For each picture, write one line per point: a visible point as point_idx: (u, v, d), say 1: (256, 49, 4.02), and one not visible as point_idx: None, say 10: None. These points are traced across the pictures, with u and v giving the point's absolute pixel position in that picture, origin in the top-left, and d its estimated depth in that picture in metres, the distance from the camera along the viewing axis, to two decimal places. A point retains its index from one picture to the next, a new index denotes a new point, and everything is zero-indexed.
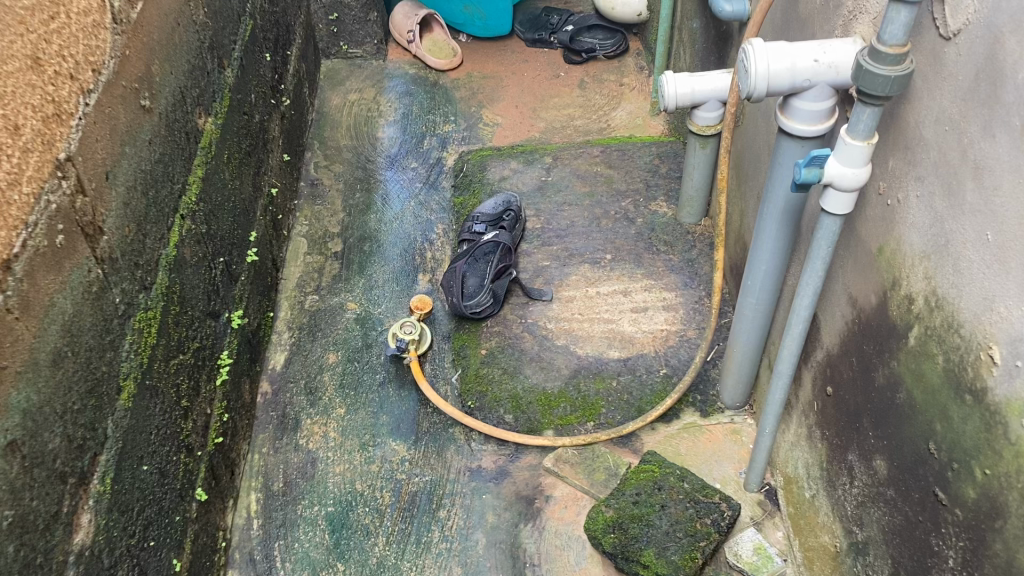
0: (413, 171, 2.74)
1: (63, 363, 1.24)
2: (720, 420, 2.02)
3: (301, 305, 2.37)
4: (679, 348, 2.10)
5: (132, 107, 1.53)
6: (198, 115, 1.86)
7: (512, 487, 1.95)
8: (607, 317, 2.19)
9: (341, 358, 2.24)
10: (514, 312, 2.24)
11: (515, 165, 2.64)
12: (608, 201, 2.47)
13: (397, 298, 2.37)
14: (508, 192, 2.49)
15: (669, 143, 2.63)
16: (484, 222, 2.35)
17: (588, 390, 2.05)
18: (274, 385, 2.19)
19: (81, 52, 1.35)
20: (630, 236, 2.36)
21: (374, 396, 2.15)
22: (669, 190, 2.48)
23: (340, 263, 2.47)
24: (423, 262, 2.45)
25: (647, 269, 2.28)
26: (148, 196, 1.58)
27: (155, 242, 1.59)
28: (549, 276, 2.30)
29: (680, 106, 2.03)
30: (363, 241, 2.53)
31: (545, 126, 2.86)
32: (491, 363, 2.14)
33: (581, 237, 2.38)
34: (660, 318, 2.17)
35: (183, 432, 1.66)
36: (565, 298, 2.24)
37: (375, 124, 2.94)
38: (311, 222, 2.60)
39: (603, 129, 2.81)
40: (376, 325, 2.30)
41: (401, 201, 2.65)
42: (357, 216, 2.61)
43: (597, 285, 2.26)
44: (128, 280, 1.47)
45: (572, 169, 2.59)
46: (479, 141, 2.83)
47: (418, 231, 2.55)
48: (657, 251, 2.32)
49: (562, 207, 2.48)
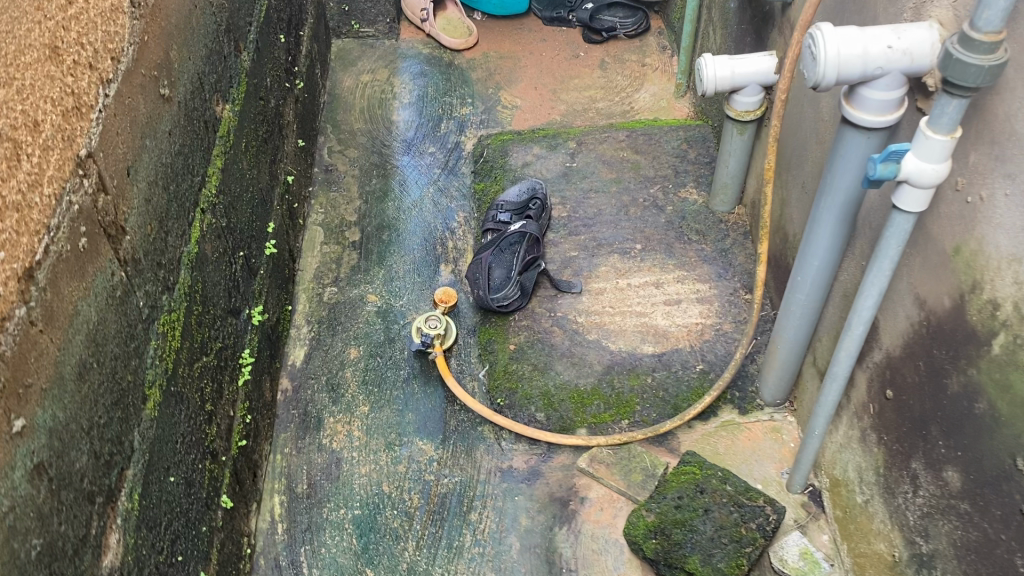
0: (431, 157, 2.65)
1: (88, 375, 1.16)
2: (760, 417, 1.94)
3: (320, 297, 2.28)
4: (715, 342, 2.02)
5: (151, 96, 1.43)
6: (216, 102, 1.77)
7: (545, 489, 1.88)
8: (639, 310, 2.11)
9: (363, 353, 2.16)
10: (543, 305, 2.16)
11: (538, 150, 2.55)
12: (635, 187, 2.39)
13: (419, 290, 2.29)
14: (533, 179, 2.41)
15: (696, 127, 2.55)
16: (509, 212, 2.28)
17: (622, 387, 1.98)
18: (294, 382, 2.11)
19: (99, 39, 1.25)
20: (660, 226, 2.28)
21: (398, 393, 2.08)
22: (699, 176, 2.39)
23: (358, 253, 2.39)
24: (445, 252, 2.37)
25: (679, 259, 2.20)
26: (169, 191, 1.49)
27: (177, 239, 1.51)
28: (578, 267, 2.22)
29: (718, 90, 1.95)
30: (381, 230, 2.45)
31: (566, 109, 2.77)
32: (521, 358, 2.06)
33: (609, 226, 2.30)
34: (694, 311, 2.09)
35: (208, 437, 1.59)
36: (594, 291, 2.16)
37: (390, 106, 2.84)
38: (327, 210, 2.51)
39: (627, 111, 2.73)
40: (398, 318, 2.23)
41: (419, 187, 2.56)
42: (374, 203, 2.52)
43: (627, 276, 2.18)
44: (151, 282, 1.39)
45: (598, 155, 2.50)
46: (498, 125, 2.74)
47: (439, 219, 2.46)
48: (688, 240, 2.24)
49: (588, 194, 2.39)
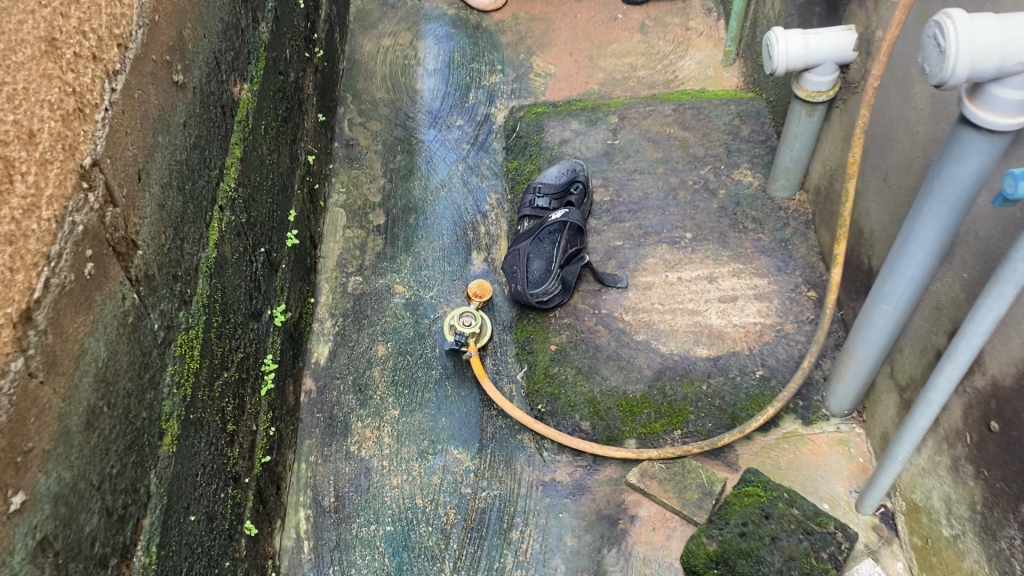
0: (459, 131, 2.46)
1: (97, 423, 1.01)
2: (825, 429, 1.79)
3: (343, 288, 2.13)
4: (776, 345, 1.86)
5: (164, 84, 1.26)
6: (233, 83, 1.59)
7: (591, 505, 1.73)
8: (691, 307, 1.95)
9: (391, 351, 2.01)
10: (585, 300, 2.00)
11: (576, 125, 2.36)
12: (684, 169, 2.21)
13: (450, 281, 2.13)
14: (574, 159, 2.22)
15: (748, 101, 2.35)
16: (548, 196, 2.10)
17: (674, 394, 1.82)
18: (318, 382, 1.96)
19: (104, 24, 1.07)
20: (712, 213, 2.11)
21: (431, 396, 1.93)
22: (753, 157, 2.21)
23: (383, 238, 2.23)
24: (477, 239, 2.21)
25: (734, 250, 2.03)
26: (185, 190, 1.32)
27: (194, 245, 1.34)
28: (623, 259, 2.05)
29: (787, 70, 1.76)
30: (408, 213, 2.28)
31: (604, 78, 2.57)
32: (563, 361, 1.90)
33: (656, 213, 2.13)
34: (752, 310, 1.93)
35: (230, 460, 1.44)
36: (642, 285, 2.00)
37: (413, 74, 2.64)
38: (349, 189, 2.33)
39: (670, 80, 2.53)
40: (428, 312, 2.07)
41: (447, 164, 2.38)
42: (399, 181, 2.35)
43: (678, 269, 2.02)
44: (167, 300, 1.23)
45: (642, 131, 2.31)
46: (531, 95, 2.55)
47: (469, 201, 2.29)
48: (744, 229, 2.06)
49: (632, 176, 2.21)
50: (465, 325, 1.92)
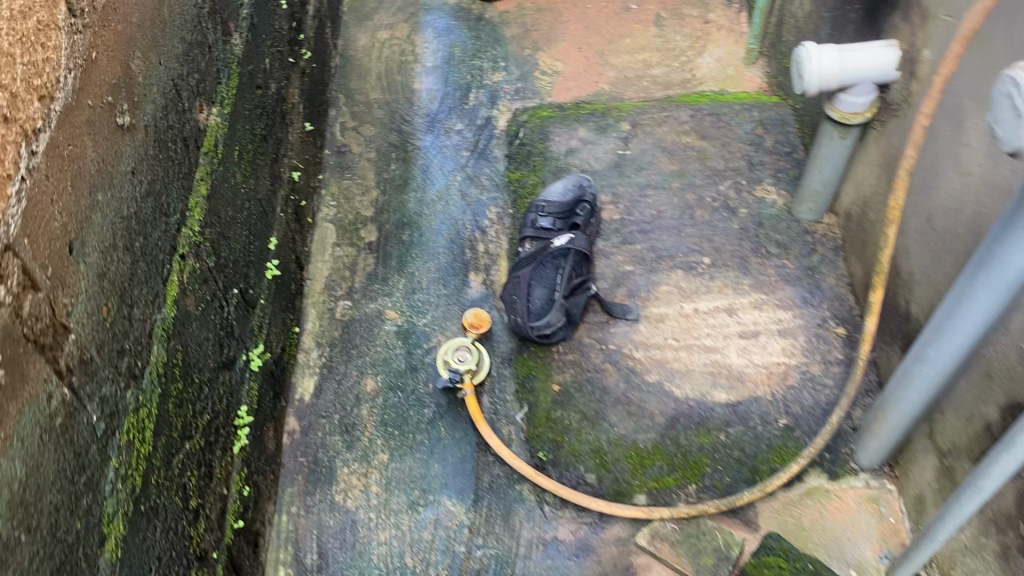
0: (458, 136, 2.29)
1: (14, 557, 0.85)
2: (854, 485, 1.63)
3: (331, 313, 1.97)
4: (801, 390, 1.71)
5: (104, 131, 1.09)
6: (199, 109, 1.42)
7: (597, 568, 1.57)
8: (709, 344, 1.78)
9: (381, 386, 1.85)
10: (592, 333, 1.83)
11: (584, 132, 2.18)
12: (702, 183, 2.03)
13: (446, 306, 1.97)
14: (581, 173, 2.04)
15: (772, 107, 2.16)
16: (552, 216, 1.92)
17: (689, 444, 1.66)
18: (302, 422, 1.80)
19: (20, 76, 0.90)
20: (732, 235, 1.93)
21: (423, 438, 1.77)
22: (777, 171, 2.03)
23: (375, 257, 2.06)
24: (475, 259, 2.04)
25: (756, 279, 1.86)
26: (134, 248, 1.16)
27: (145, 308, 1.19)
28: (634, 286, 1.88)
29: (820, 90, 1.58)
30: (402, 228, 2.11)
31: (616, 76, 2.38)
32: (567, 404, 1.74)
33: (671, 234, 1.95)
34: (775, 348, 1.77)
35: (194, 539, 1.30)
36: (655, 317, 1.83)
37: (411, 71, 2.46)
38: (339, 202, 2.17)
39: (688, 80, 2.34)
40: (421, 342, 1.91)
41: (445, 174, 2.21)
42: (393, 193, 2.18)
43: (694, 299, 1.85)
44: (109, 382, 1.07)
45: (656, 140, 2.12)
46: (536, 96, 2.36)
47: (468, 215, 2.12)
48: (766, 253, 1.89)
49: (645, 191, 2.03)
50: (461, 361, 1.78)
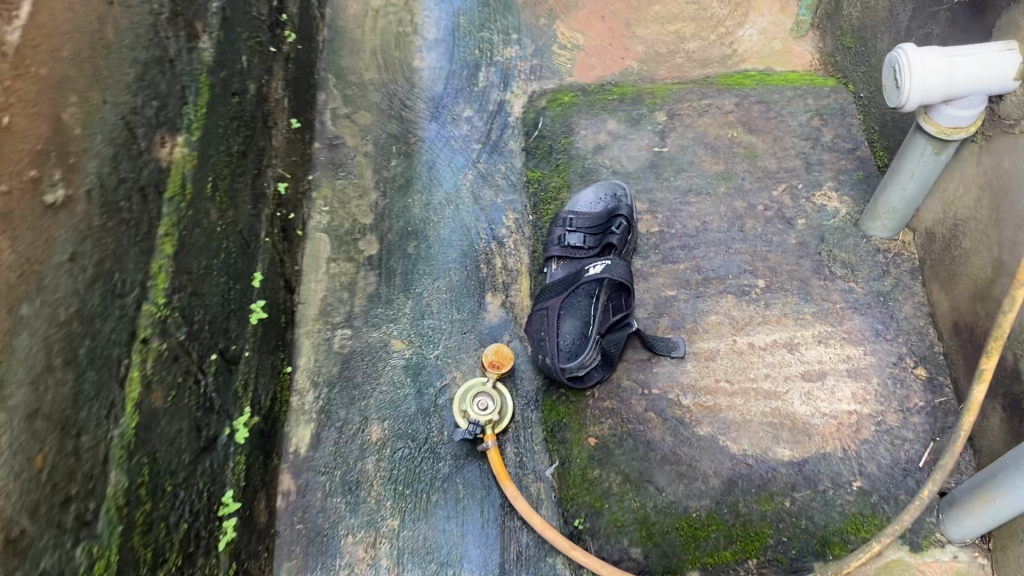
0: (467, 125, 2.01)
1: None
2: (938, 559, 1.41)
3: (327, 345, 1.70)
4: (877, 445, 1.47)
5: (20, 221, 0.84)
6: (160, 144, 1.14)
7: None
8: (767, 387, 1.54)
9: (388, 435, 1.60)
10: (632, 374, 1.58)
11: (614, 123, 1.90)
12: (752, 188, 1.76)
13: (460, 335, 1.72)
14: (613, 180, 1.77)
15: (829, 92, 1.88)
16: (582, 232, 1.66)
17: (749, 512, 1.43)
18: (298, 480, 1.56)
19: None
20: (790, 252, 1.67)
21: (439, 499, 1.54)
22: (838, 172, 1.76)
23: (376, 275, 1.80)
24: (492, 277, 1.78)
25: (819, 307, 1.61)
26: (77, 358, 0.90)
27: (97, 429, 0.93)
28: (678, 316, 1.63)
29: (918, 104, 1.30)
30: (406, 238, 1.84)
31: (645, 51, 2.08)
32: (606, 462, 1.50)
33: (718, 250, 1.69)
34: (845, 393, 1.53)
35: None
36: (704, 354, 1.58)
37: (410, 46, 2.15)
38: (333, 207, 1.88)
39: (727, 57, 2.05)
40: (433, 380, 1.66)
41: (454, 173, 1.94)
42: (395, 196, 1.90)
43: (747, 332, 1.60)
44: (50, 552, 0.82)
45: (697, 134, 1.84)
46: (555, 75, 2.07)
47: (482, 223, 1.85)
48: (830, 275, 1.64)
49: (686, 198, 1.76)
50: (481, 407, 1.55)
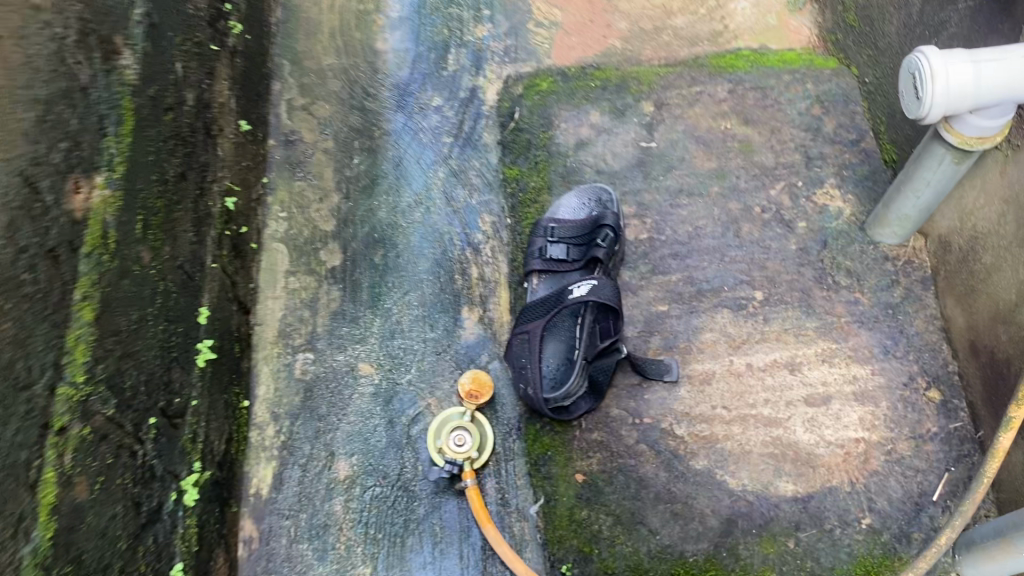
0: (436, 115, 1.84)
1: None
2: None
3: (288, 372, 1.57)
4: (887, 477, 1.36)
5: None
6: (73, 192, 0.98)
7: None
8: (768, 414, 1.42)
9: (358, 472, 1.48)
10: (621, 402, 1.45)
11: (597, 115, 1.74)
12: (748, 187, 1.62)
13: (433, 357, 1.58)
14: (598, 183, 1.61)
15: (831, 76, 1.72)
16: (566, 243, 1.52)
17: (751, 555, 1.31)
18: (260, 526, 1.44)
19: None
20: (790, 260, 1.54)
21: (414, 543, 1.42)
22: (841, 168, 1.61)
23: (341, 289, 1.65)
24: (467, 289, 1.64)
25: (822, 321, 1.48)
26: None
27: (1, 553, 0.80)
28: (670, 334, 1.49)
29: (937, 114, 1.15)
30: (373, 247, 1.69)
31: (629, 28, 1.89)
32: (594, 501, 1.38)
33: (712, 259, 1.55)
34: (852, 419, 1.41)
35: None
36: (699, 377, 1.45)
37: (372, 26, 1.96)
38: (291, 213, 1.72)
39: (719, 33, 1.85)
40: (405, 409, 1.54)
41: (424, 170, 1.77)
42: (360, 198, 1.75)
43: (746, 351, 1.47)
44: None
45: (687, 126, 1.69)
46: (531, 56, 1.89)
47: (455, 227, 1.70)
48: (834, 285, 1.50)
49: (676, 199, 1.62)
50: (458, 443, 1.43)
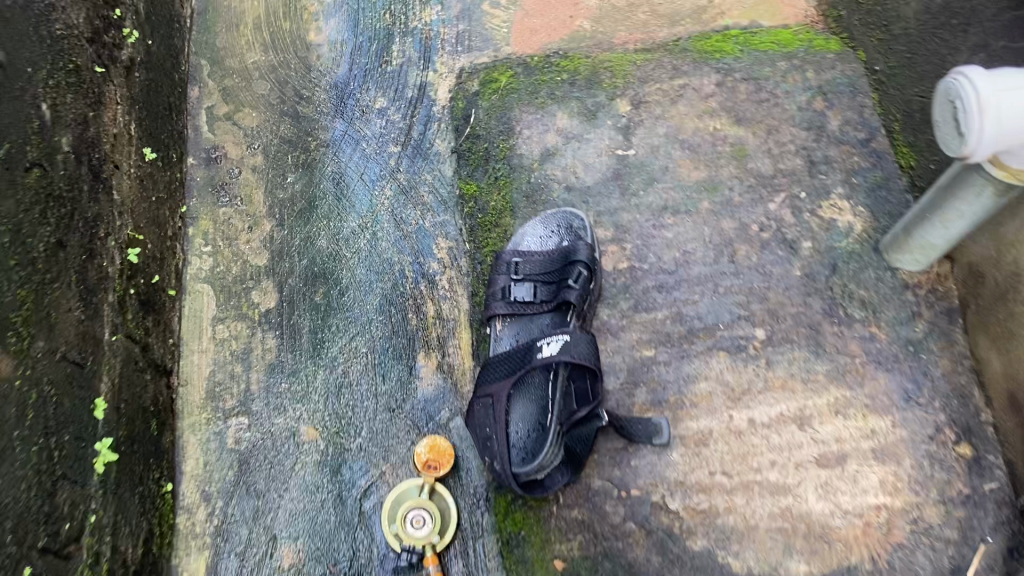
0: (381, 119, 1.59)
1: None
2: None
3: (219, 442, 1.36)
4: (915, 552, 1.17)
5: None
6: None
7: None
8: (775, 479, 1.22)
9: (305, 558, 1.28)
10: (604, 471, 1.26)
11: (565, 118, 1.50)
12: (742, 201, 1.39)
13: (387, 415, 1.37)
14: (568, 209, 1.40)
15: (834, 61, 1.48)
16: (532, 280, 1.31)
17: None
18: None
19: None
20: (794, 289, 1.32)
21: None
22: (851, 174, 1.38)
23: (277, 336, 1.43)
24: (423, 331, 1.42)
25: (834, 363, 1.27)
26: None
27: None
28: (658, 386, 1.29)
29: (960, 152, 0.92)
30: (313, 283, 1.47)
31: (600, 5, 1.63)
32: None
33: (703, 290, 1.34)
34: (871, 482, 1.21)
35: None
36: (693, 439, 1.25)
37: (304, 14, 1.70)
38: (216, 246, 1.49)
39: (703, 7, 1.59)
40: (356, 479, 1.33)
41: (369, 186, 1.54)
42: (295, 224, 1.51)
43: (747, 405, 1.26)
44: None
45: (669, 129, 1.46)
46: (487, 44, 1.62)
47: (406, 255, 1.47)
48: (846, 318, 1.30)
49: (660, 219, 1.40)
50: (416, 525, 1.25)
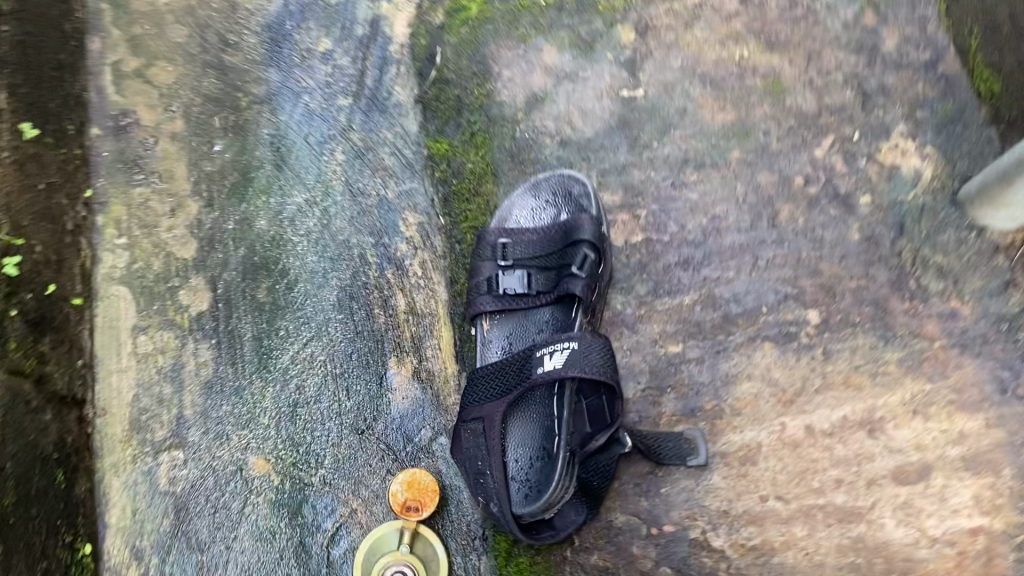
0: (327, 65, 1.29)
1: None
2: None
3: (150, 484, 1.10)
4: None
5: None
6: None
7: None
8: (843, 503, 0.97)
9: None
10: (630, 501, 1.02)
11: (553, 53, 1.21)
12: (782, 148, 1.11)
13: (354, 439, 1.11)
14: (566, 171, 1.12)
15: None
16: (525, 268, 1.06)
17: None
18: None
19: None
20: (853, 257, 1.05)
21: None
22: (915, 106, 1.10)
23: (213, 347, 1.15)
24: (394, 331, 1.15)
25: (908, 349, 1.02)
26: None
27: None
28: (689, 391, 1.04)
29: None
30: (254, 276, 1.19)
31: None
32: None
33: (739, 265, 1.07)
34: (962, 499, 0.96)
35: None
36: (738, 456, 1.00)
37: None
38: (133, 237, 1.20)
39: None
40: (320, 521, 1.08)
41: (317, 151, 1.25)
42: (227, 204, 1.22)
43: (802, 409, 1.01)
44: None
45: (684, 60, 1.17)
46: None
47: (366, 235, 1.20)
48: (920, 291, 1.03)
49: (679, 176, 1.12)
50: None
